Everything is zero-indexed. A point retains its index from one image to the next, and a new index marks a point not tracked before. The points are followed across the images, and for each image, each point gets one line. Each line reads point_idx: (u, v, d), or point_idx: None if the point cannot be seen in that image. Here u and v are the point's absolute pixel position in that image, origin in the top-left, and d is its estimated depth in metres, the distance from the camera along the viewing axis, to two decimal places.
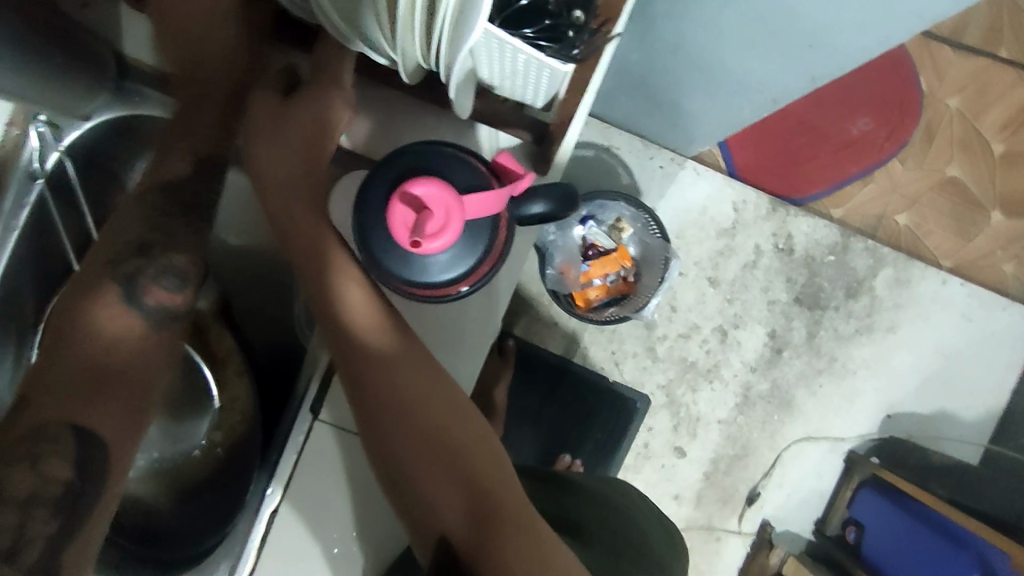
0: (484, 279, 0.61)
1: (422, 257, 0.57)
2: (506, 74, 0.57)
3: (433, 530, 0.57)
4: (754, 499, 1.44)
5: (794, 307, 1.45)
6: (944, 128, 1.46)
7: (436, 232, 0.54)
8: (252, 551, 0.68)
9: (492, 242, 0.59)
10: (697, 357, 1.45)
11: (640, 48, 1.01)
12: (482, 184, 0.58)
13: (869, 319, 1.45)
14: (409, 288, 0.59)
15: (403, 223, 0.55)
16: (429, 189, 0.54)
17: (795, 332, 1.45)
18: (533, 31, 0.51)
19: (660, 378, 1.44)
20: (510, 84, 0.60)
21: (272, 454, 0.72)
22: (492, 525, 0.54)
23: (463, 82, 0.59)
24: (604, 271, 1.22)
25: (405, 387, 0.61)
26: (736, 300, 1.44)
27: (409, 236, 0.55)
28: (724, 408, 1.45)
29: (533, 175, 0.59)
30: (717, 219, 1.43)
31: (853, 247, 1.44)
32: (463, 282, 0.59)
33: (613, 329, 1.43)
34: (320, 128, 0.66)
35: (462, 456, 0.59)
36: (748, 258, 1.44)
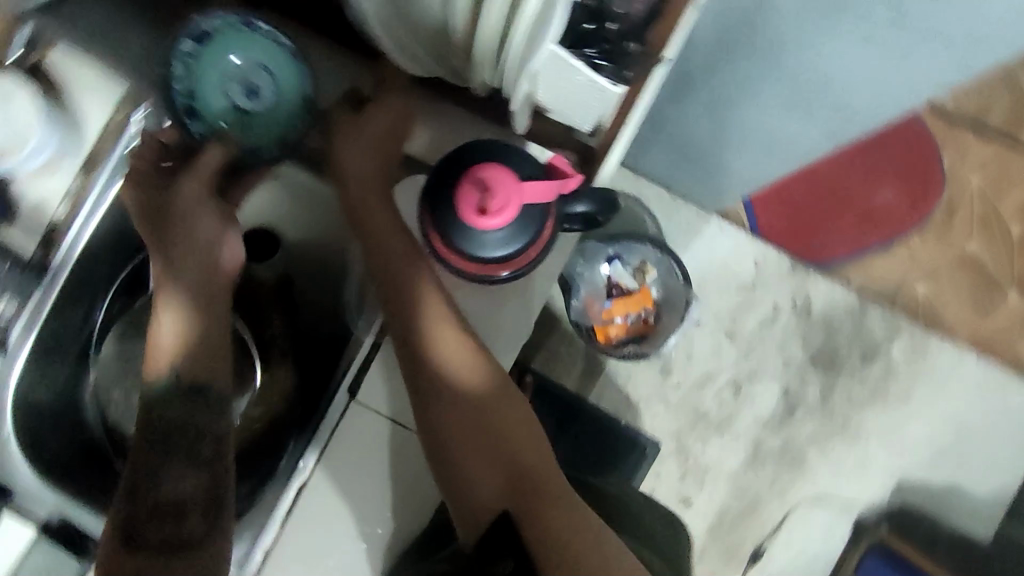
0: (527, 270, 0.71)
1: (481, 233, 0.68)
2: (562, 97, 0.64)
3: (484, 507, 0.72)
4: (759, 557, 1.44)
5: (809, 366, 1.48)
6: (964, 206, 1.51)
7: (497, 209, 0.67)
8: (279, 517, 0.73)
9: (541, 229, 0.69)
10: (710, 407, 1.47)
11: (677, 101, 1.09)
12: (538, 174, 0.69)
13: (883, 385, 1.47)
14: (467, 260, 0.70)
15: (471, 199, 0.68)
16: (495, 172, 0.67)
17: (808, 392, 1.47)
18: (592, 52, 0.61)
19: (672, 424, 1.46)
20: (563, 108, 0.66)
21: (308, 428, 0.77)
22: (532, 493, 0.71)
23: (523, 103, 0.65)
24: (625, 310, 1.27)
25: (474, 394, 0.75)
26: (752, 354, 1.47)
27: (476, 208, 0.68)
28: (733, 461, 1.46)
29: (581, 176, 0.71)
30: (739, 274, 1.48)
31: (869, 314, 1.48)
32: (509, 263, 0.70)
33: (630, 371, 1.46)
34: (396, 134, 0.76)
35: (503, 440, 0.75)
36: (766, 314, 1.48)
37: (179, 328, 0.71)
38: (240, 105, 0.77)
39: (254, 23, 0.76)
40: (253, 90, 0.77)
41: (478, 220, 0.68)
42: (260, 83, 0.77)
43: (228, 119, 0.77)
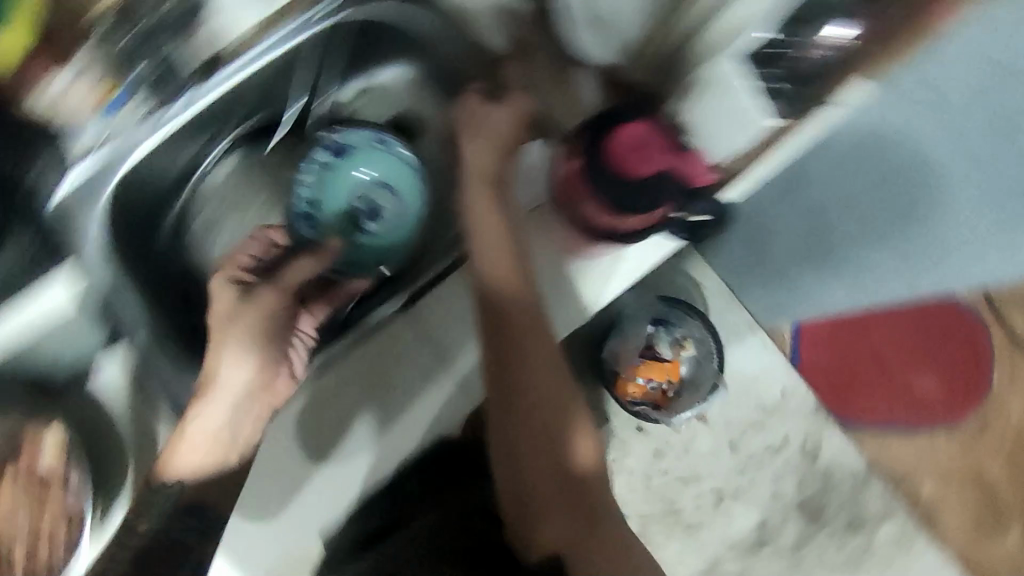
0: (631, 238, 0.75)
1: (615, 178, 0.73)
2: (726, 107, 0.73)
3: (543, 540, 0.82)
4: None
5: (793, 509, 1.46)
6: (998, 426, 1.52)
7: (641, 161, 0.73)
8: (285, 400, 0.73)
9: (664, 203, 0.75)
10: (685, 507, 1.44)
11: None
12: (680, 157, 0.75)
13: (856, 560, 1.45)
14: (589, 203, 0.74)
15: (622, 143, 0.73)
16: (650, 133, 0.73)
17: (783, 534, 1.45)
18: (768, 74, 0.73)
19: (644, 508, 1.43)
20: (720, 122, 0.74)
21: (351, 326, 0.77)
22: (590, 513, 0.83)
23: (696, 97, 0.74)
24: (650, 373, 1.28)
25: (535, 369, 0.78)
26: (745, 474, 1.45)
27: (622, 153, 0.73)
28: (687, 568, 1.44)
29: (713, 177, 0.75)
30: (764, 396, 1.45)
31: (871, 488, 1.47)
32: (627, 224, 0.74)
33: (626, 440, 1.41)
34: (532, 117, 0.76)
35: (561, 459, 0.82)
36: (774, 442, 1.46)
37: (223, 421, 0.74)
38: (359, 216, 0.85)
39: (386, 141, 0.86)
40: (374, 208, 0.86)
41: (621, 165, 0.73)
42: (381, 201, 0.86)
43: (340, 221, 0.85)
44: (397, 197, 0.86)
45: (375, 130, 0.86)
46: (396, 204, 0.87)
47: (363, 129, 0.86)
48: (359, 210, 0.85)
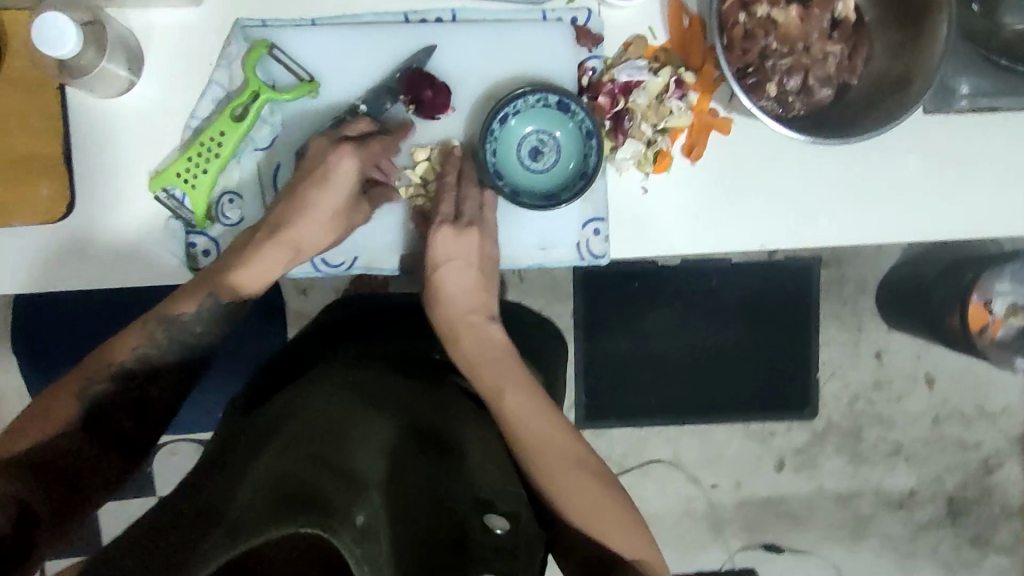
0: None
1: None
2: None
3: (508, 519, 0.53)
4: (764, 550, 1.45)
5: (942, 498, 1.47)
6: None
7: None
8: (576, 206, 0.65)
9: None
10: (866, 438, 1.44)
11: None
12: None
13: (959, 568, 1.48)
14: None
15: None
16: None
17: (921, 510, 1.47)
18: None
19: (840, 406, 1.43)
20: None
21: None
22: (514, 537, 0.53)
23: None
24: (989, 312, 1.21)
25: (548, 452, 0.60)
26: (922, 448, 1.45)
27: None
28: (829, 488, 1.45)
29: None
30: (986, 400, 1.45)
31: (1009, 522, 1.48)
32: None
33: (859, 354, 1.42)
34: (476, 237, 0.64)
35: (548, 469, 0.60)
36: (963, 440, 1.45)
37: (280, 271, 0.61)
38: (521, 143, 0.64)
39: (593, 139, 0.62)
40: (534, 150, 0.64)
41: None
42: (547, 155, 0.64)
43: (502, 134, 0.63)
44: (556, 166, 0.64)
45: (552, 97, 0.62)
46: (553, 170, 0.64)
47: (541, 95, 0.62)
48: (519, 147, 0.64)
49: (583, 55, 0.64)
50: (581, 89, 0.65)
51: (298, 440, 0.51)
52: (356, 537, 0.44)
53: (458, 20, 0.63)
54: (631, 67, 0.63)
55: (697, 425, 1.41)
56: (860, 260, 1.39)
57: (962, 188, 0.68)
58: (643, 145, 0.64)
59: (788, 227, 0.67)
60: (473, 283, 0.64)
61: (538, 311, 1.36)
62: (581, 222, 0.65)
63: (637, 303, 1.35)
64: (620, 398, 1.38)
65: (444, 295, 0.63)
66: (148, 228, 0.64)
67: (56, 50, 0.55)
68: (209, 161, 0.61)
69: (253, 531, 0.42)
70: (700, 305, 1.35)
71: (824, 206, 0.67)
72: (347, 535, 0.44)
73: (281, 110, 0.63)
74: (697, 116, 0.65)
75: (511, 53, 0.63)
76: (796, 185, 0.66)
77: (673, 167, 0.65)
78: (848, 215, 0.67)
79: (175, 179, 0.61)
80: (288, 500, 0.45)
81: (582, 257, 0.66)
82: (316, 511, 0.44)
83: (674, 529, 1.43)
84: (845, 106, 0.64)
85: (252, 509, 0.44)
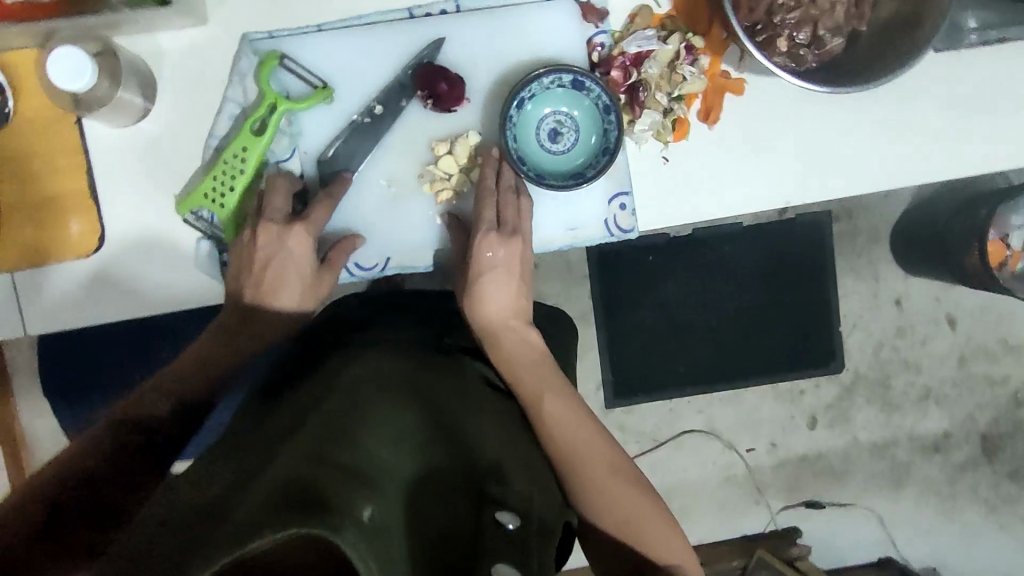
0: None
1: None
2: None
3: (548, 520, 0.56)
4: (806, 508, 1.46)
5: (976, 435, 1.47)
6: None
7: None
8: (601, 182, 0.65)
9: None
10: (894, 385, 1.45)
11: None
12: None
13: (1000, 503, 1.49)
14: None
15: None
16: None
17: (956, 451, 1.47)
18: None
19: (865, 357, 1.44)
20: None
21: None
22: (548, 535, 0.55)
23: None
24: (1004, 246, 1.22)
25: (584, 456, 0.62)
26: (951, 389, 1.46)
27: None
28: (862, 439, 1.46)
29: None
30: (1010, 334, 1.45)
31: None
32: None
33: (879, 303, 1.42)
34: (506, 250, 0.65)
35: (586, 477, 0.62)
36: (990, 376, 1.46)
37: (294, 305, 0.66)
38: (539, 128, 0.65)
39: (612, 115, 0.63)
40: (552, 133, 0.65)
41: None
42: (567, 134, 0.65)
43: (519, 122, 0.64)
44: (577, 144, 0.65)
45: (565, 76, 0.62)
46: (572, 153, 0.66)
47: (555, 75, 0.62)
48: (537, 131, 0.65)
49: (590, 31, 0.64)
50: (592, 65, 0.65)
51: (308, 441, 0.50)
52: (365, 530, 0.43)
53: (462, 11, 0.63)
54: (641, 37, 0.64)
55: (726, 392, 1.42)
56: (871, 209, 1.39)
57: (980, 122, 0.68)
58: (660, 115, 0.64)
59: (811, 180, 0.67)
60: (514, 290, 0.66)
61: (555, 296, 1.36)
62: (607, 198, 0.66)
63: (653, 277, 1.35)
64: (648, 373, 1.38)
65: (488, 306, 0.65)
66: (180, 253, 0.64)
67: (72, 84, 0.55)
68: (231, 181, 0.61)
69: (255, 529, 0.41)
70: (716, 271, 1.36)
71: (844, 155, 0.67)
72: (352, 533, 0.42)
73: (296, 119, 0.63)
74: (709, 80, 0.65)
75: (518, 38, 0.63)
76: (814, 137, 0.66)
77: (691, 133, 0.65)
78: (870, 161, 0.67)
79: (203, 200, 0.61)
80: (294, 496, 0.43)
81: (611, 233, 0.67)
82: (320, 510, 0.42)
83: (715, 496, 1.44)
84: (856, 53, 0.64)
85: (260, 507, 0.43)
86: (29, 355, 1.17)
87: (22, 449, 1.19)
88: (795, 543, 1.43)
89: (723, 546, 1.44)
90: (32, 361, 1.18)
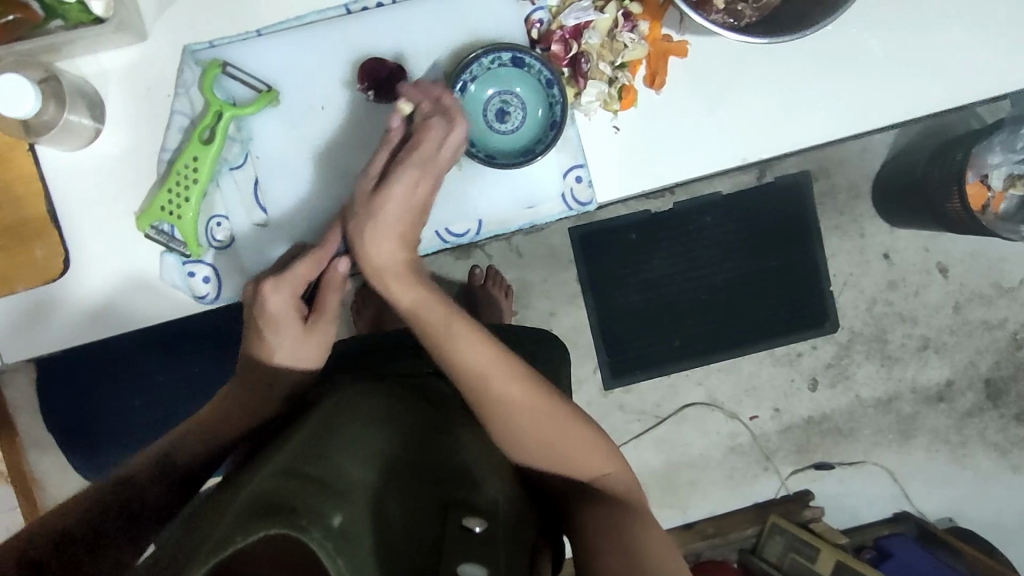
0: None
1: None
2: None
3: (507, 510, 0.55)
4: (817, 470, 1.46)
5: (981, 381, 1.46)
6: None
7: None
8: (554, 154, 0.66)
9: None
10: (892, 340, 1.44)
11: None
12: None
13: (1011, 446, 1.48)
14: None
15: None
16: None
17: (961, 398, 1.46)
18: None
19: (860, 314, 1.43)
20: None
21: None
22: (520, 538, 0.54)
23: None
24: (983, 189, 1.21)
25: (521, 411, 0.59)
26: (950, 336, 1.45)
27: None
28: (866, 396, 1.45)
29: None
30: (1003, 277, 1.44)
31: None
32: None
33: (867, 259, 1.41)
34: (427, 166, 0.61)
35: (541, 445, 0.60)
36: (987, 320, 1.45)
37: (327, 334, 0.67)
38: (485, 107, 0.66)
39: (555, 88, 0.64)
40: (499, 112, 0.66)
41: None
42: (514, 112, 0.66)
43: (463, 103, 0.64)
44: (526, 120, 0.66)
45: (505, 54, 0.63)
46: (521, 129, 0.66)
47: (495, 54, 0.63)
48: (484, 112, 0.66)
49: (527, 8, 0.64)
50: (533, 42, 0.65)
51: (283, 460, 0.50)
52: (331, 535, 0.43)
53: (398, 2, 0.63)
54: (577, 9, 0.64)
55: (723, 361, 1.41)
56: (851, 165, 1.38)
57: (929, 62, 0.67)
58: (605, 84, 0.64)
59: (767, 134, 0.67)
60: (417, 206, 0.62)
61: (541, 282, 1.36)
62: (563, 171, 0.66)
63: (637, 254, 1.35)
64: (642, 351, 1.38)
65: (384, 233, 0.62)
66: (147, 269, 0.65)
67: (15, 109, 0.56)
68: (188, 190, 0.62)
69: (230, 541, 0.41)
70: (700, 241, 1.36)
71: (797, 109, 0.67)
72: (318, 532, 0.43)
73: (247, 124, 0.64)
74: (652, 44, 0.65)
75: (457, 23, 0.64)
76: (765, 92, 0.67)
77: (639, 100, 0.65)
78: (822, 112, 0.67)
79: (160, 213, 0.62)
80: (267, 509, 0.44)
81: (570, 206, 0.67)
82: (290, 514, 0.43)
83: (724, 467, 1.44)
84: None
85: (231, 524, 0.43)
86: (27, 391, 1.18)
87: (32, 484, 1.20)
88: (808, 506, 1.43)
89: (736, 515, 1.44)
90: (30, 397, 1.19)
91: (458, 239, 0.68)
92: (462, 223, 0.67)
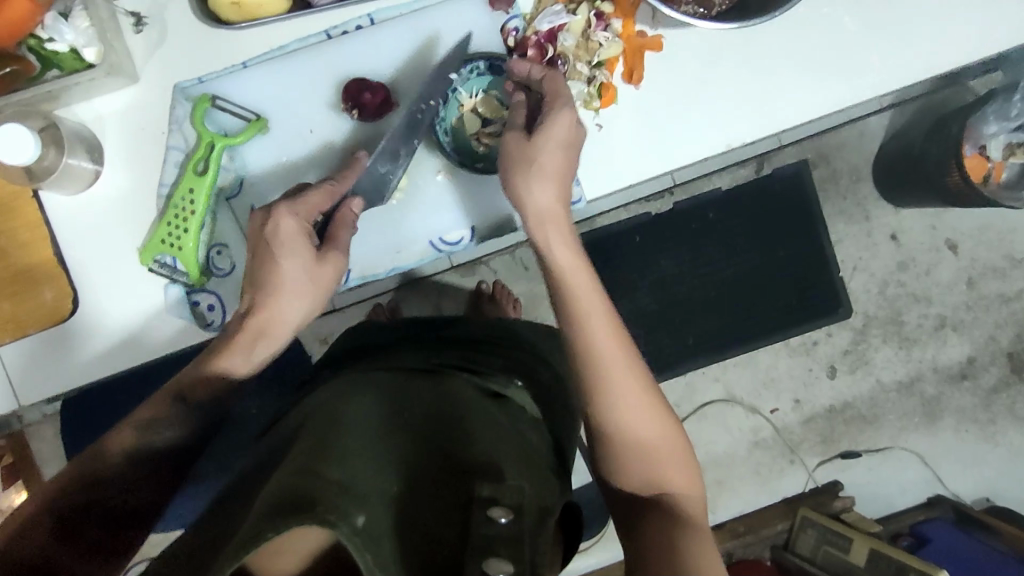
0: None
1: None
2: None
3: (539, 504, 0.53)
4: (844, 459, 1.43)
5: (1005, 355, 1.44)
6: None
7: None
8: None
9: None
10: (908, 320, 1.42)
11: None
12: None
13: None
14: None
15: None
16: None
17: (985, 375, 1.44)
18: None
19: (872, 297, 1.42)
20: None
21: None
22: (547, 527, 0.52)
23: None
24: (981, 161, 1.20)
25: (639, 397, 0.57)
26: (967, 312, 1.43)
27: None
28: (887, 379, 1.43)
29: None
30: (1015, 248, 1.42)
31: None
32: None
33: (875, 241, 1.41)
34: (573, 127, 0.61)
35: (638, 445, 0.57)
36: (1004, 292, 1.43)
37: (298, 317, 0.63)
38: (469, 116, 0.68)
39: None
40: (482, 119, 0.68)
41: None
42: None
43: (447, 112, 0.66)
44: None
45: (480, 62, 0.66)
46: None
47: (471, 65, 0.66)
48: None
49: (502, 18, 0.66)
50: (511, 50, 0.67)
51: (299, 463, 0.50)
52: (355, 533, 0.43)
53: (377, 23, 0.65)
54: (550, 13, 0.65)
55: (738, 356, 1.40)
56: (848, 150, 1.38)
57: (904, 33, 0.68)
58: (584, 84, 0.66)
59: (749, 118, 0.68)
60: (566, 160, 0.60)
61: None
62: None
63: (642, 255, 1.35)
64: (656, 351, 1.37)
65: (542, 182, 0.59)
66: (152, 301, 0.66)
67: (17, 156, 0.58)
68: (186, 221, 0.63)
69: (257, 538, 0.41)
70: (703, 237, 1.36)
71: (776, 90, 0.68)
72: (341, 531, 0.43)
73: (240, 154, 0.66)
74: (626, 41, 0.66)
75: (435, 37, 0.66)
76: (743, 78, 0.67)
77: (619, 96, 0.67)
78: (804, 91, 0.68)
79: (161, 246, 0.64)
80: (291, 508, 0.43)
81: None
82: (313, 513, 0.43)
83: (749, 463, 1.42)
84: None
85: (255, 523, 0.43)
86: (53, 440, 1.20)
87: None
88: (838, 496, 1.40)
89: (766, 511, 1.41)
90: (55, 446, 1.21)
91: (452, 247, 0.69)
92: (455, 231, 0.68)
